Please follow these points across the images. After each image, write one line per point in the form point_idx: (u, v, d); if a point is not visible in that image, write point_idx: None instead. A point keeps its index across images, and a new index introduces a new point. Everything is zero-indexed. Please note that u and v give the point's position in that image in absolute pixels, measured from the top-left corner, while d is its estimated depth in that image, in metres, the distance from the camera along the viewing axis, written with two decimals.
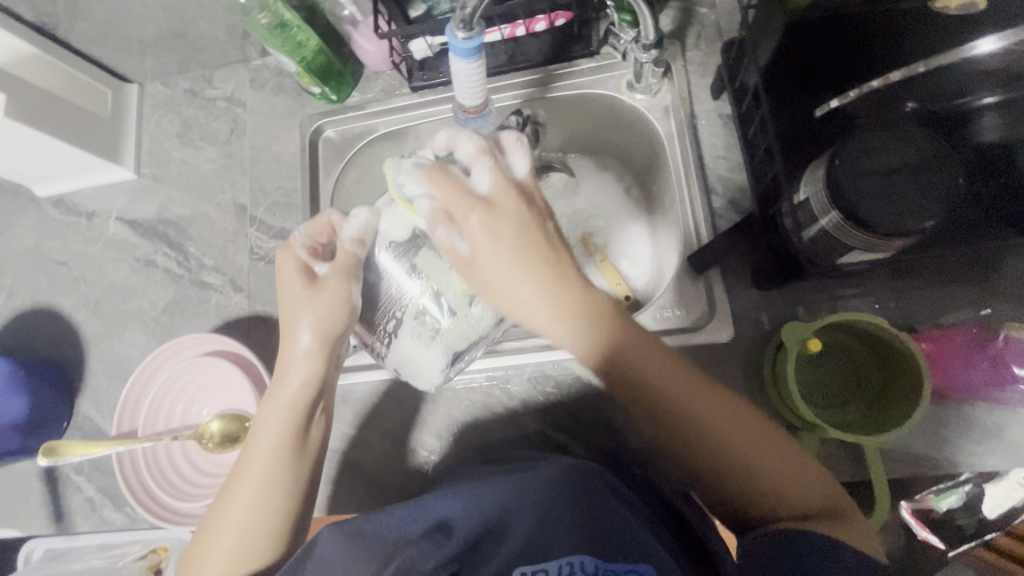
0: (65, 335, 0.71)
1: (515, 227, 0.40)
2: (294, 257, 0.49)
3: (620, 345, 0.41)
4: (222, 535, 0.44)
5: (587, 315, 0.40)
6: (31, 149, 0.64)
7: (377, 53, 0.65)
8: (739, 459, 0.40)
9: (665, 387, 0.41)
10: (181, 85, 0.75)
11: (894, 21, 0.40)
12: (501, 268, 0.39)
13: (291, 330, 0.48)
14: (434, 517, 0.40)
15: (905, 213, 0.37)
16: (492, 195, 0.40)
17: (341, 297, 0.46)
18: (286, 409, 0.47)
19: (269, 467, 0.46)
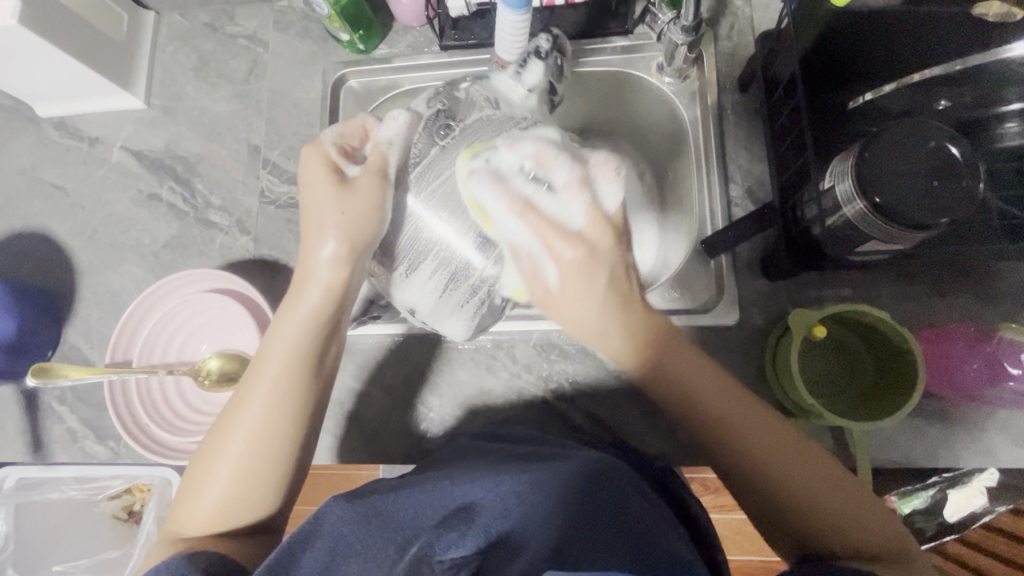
0: (57, 262, 0.69)
1: (606, 275, 0.41)
2: (324, 155, 0.47)
3: (661, 363, 0.43)
4: (230, 454, 0.43)
5: (644, 345, 0.43)
6: (39, 62, 0.62)
7: (410, 7, 0.64)
8: (772, 476, 0.40)
9: (710, 406, 0.43)
10: (201, 18, 0.73)
11: (936, 26, 0.41)
12: (585, 309, 0.42)
13: (314, 238, 0.46)
14: (456, 502, 0.36)
15: (927, 208, 0.39)
16: (587, 237, 0.41)
17: (372, 200, 0.45)
18: (302, 325, 0.46)
19: (282, 385, 0.45)
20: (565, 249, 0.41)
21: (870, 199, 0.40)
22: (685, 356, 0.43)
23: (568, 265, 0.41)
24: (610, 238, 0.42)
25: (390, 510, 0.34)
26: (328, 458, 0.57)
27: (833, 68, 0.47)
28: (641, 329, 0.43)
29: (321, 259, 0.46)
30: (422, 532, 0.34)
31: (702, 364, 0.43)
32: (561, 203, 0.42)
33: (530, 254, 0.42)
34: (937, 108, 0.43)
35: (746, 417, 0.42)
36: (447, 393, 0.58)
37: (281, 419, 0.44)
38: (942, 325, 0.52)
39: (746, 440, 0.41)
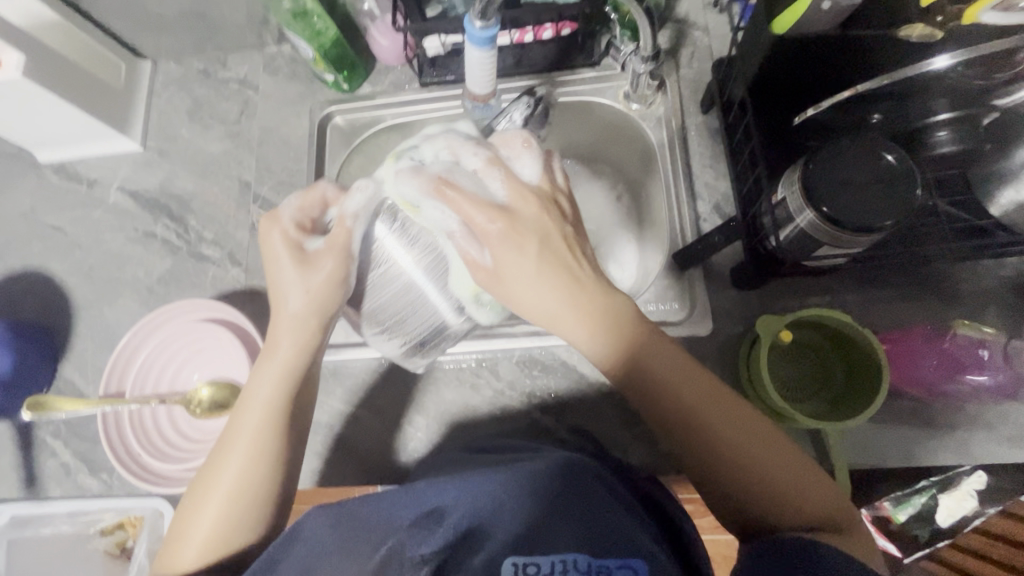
0: (55, 300, 0.71)
1: (538, 238, 0.42)
2: (284, 234, 0.47)
3: (640, 353, 0.43)
4: (213, 501, 0.44)
5: (608, 323, 0.43)
6: (41, 111, 0.66)
7: (390, 48, 0.69)
8: (742, 479, 0.40)
9: (676, 387, 0.42)
10: (195, 65, 0.77)
11: (866, 48, 0.45)
12: (524, 274, 0.42)
13: (281, 298, 0.47)
14: (427, 504, 0.38)
15: (871, 212, 0.42)
16: (512, 210, 0.43)
17: (335, 275, 0.45)
18: (278, 377, 0.47)
19: (259, 435, 0.45)
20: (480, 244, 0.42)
21: (819, 209, 0.42)
22: (658, 356, 0.43)
23: (493, 236, 0.42)
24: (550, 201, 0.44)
25: (361, 513, 0.37)
26: (319, 482, 0.58)
27: (781, 88, 0.50)
28: (610, 308, 0.43)
29: (288, 316, 0.47)
30: (395, 532, 0.36)
31: (671, 359, 0.43)
32: (485, 180, 0.44)
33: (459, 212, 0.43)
34: (871, 121, 0.48)
35: (711, 405, 0.42)
36: (433, 412, 0.59)
37: (259, 467, 0.45)
38: (905, 325, 0.54)
39: (715, 433, 0.41)
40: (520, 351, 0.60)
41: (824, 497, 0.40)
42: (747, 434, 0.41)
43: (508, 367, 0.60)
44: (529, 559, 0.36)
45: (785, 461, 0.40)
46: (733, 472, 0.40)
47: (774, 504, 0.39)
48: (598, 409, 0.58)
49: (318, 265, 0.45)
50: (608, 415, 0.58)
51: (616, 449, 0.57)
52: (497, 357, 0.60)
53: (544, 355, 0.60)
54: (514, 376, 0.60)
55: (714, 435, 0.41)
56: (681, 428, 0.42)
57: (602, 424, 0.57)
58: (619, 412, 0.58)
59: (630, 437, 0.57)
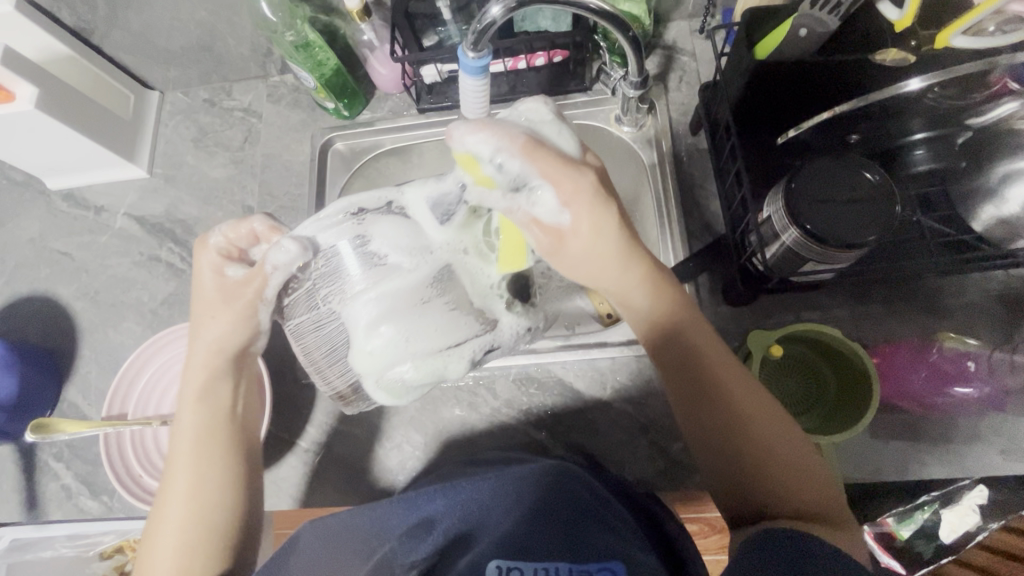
0: (60, 323, 0.72)
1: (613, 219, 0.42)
2: (212, 262, 0.48)
3: (679, 326, 0.45)
4: (168, 523, 0.45)
5: (660, 287, 0.45)
6: (52, 140, 0.68)
7: (390, 77, 0.71)
8: (757, 457, 0.42)
9: (716, 371, 0.44)
10: (201, 95, 0.80)
11: (843, 73, 0.47)
12: (605, 252, 0.43)
13: (196, 329, 0.49)
14: (418, 515, 0.39)
15: (852, 230, 0.43)
16: (587, 202, 0.41)
17: (244, 309, 0.48)
18: (196, 401, 0.48)
19: (192, 458, 0.47)
20: (562, 203, 0.40)
21: (803, 227, 0.44)
22: (684, 322, 0.45)
23: (581, 194, 0.40)
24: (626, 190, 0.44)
25: (357, 526, 0.39)
26: (317, 502, 0.59)
27: (763, 112, 0.52)
28: (659, 277, 0.45)
29: (202, 345, 0.49)
30: (389, 539, 0.38)
31: (700, 327, 0.45)
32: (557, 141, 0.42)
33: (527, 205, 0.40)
34: (852, 140, 0.50)
35: (728, 373, 0.44)
36: (431, 430, 0.60)
37: (200, 488, 0.45)
38: (895, 338, 0.55)
39: (734, 396, 0.43)
40: (516, 368, 0.61)
41: (818, 483, 0.41)
42: (763, 409, 0.43)
43: (504, 385, 0.61)
44: (513, 564, 0.36)
45: (786, 436, 0.42)
46: (748, 449, 0.42)
47: (783, 488, 0.40)
48: (594, 426, 0.58)
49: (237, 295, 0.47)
50: (604, 432, 0.58)
51: (613, 465, 0.57)
52: (493, 375, 0.61)
53: (540, 372, 0.61)
54: (510, 394, 0.60)
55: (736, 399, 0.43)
56: (720, 402, 0.43)
57: (598, 441, 0.58)
58: (616, 428, 0.58)
59: (627, 454, 0.57)
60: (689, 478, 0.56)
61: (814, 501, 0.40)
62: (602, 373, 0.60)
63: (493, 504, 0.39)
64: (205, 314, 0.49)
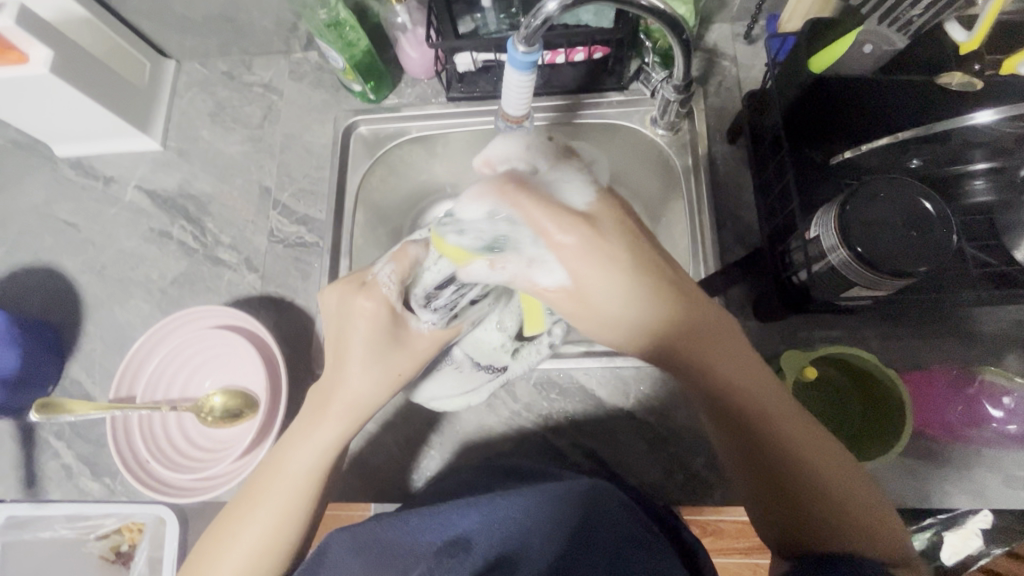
0: (65, 297, 0.70)
1: (628, 255, 0.40)
2: (381, 300, 0.45)
3: (722, 363, 0.41)
4: (240, 548, 0.44)
5: (699, 324, 0.41)
6: (63, 106, 0.65)
7: (420, 61, 0.69)
8: (811, 497, 0.41)
9: (771, 415, 0.41)
10: (219, 67, 0.77)
11: (904, 95, 0.45)
12: (617, 299, 0.41)
13: (347, 365, 0.45)
14: (451, 532, 0.38)
15: (905, 257, 0.42)
16: (591, 248, 0.40)
17: (419, 356, 0.46)
18: (325, 449, 0.45)
19: (297, 503, 0.44)
20: (568, 272, 0.41)
21: (853, 249, 0.43)
22: (724, 360, 0.41)
23: (583, 255, 0.40)
24: (634, 236, 0.41)
25: (387, 539, 0.39)
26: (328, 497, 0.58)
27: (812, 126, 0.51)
28: (695, 311, 0.41)
29: (350, 390, 0.45)
30: (422, 558, 0.37)
31: (737, 354, 0.41)
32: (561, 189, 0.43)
33: (531, 276, 0.41)
34: (911, 165, 0.49)
35: (783, 412, 0.42)
36: (448, 430, 0.59)
37: (285, 523, 0.44)
38: (927, 366, 0.55)
39: (787, 443, 0.41)
40: (538, 372, 0.60)
41: (891, 525, 0.41)
42: (821, 448, 0.42)
43: (525, 389, 0.60)
44: None
45: (842, 473, 0.41)
46: (802, 490, 0.41)
47: (831, 514, 0.41)
48: (615, 435, 0.57)
49: (413, 348, 0.46)
50: (624, 442, 0.57)
51: (632, 476, 0.56)
52: (514, 378, 0.60)
53: (562, 377, 0.60)
54: (530, 398, 0.59)
55: (789, 443, 0.41)
56: (768, 445, 0.41)
57: (617, 451, 0.57)
58: (637, 440, 0.57)
59: (648, 465, 0.56)
60: (709, 494, 0.55)
61: (876, 538, 0.40)
62: (626, 382, 0.59)
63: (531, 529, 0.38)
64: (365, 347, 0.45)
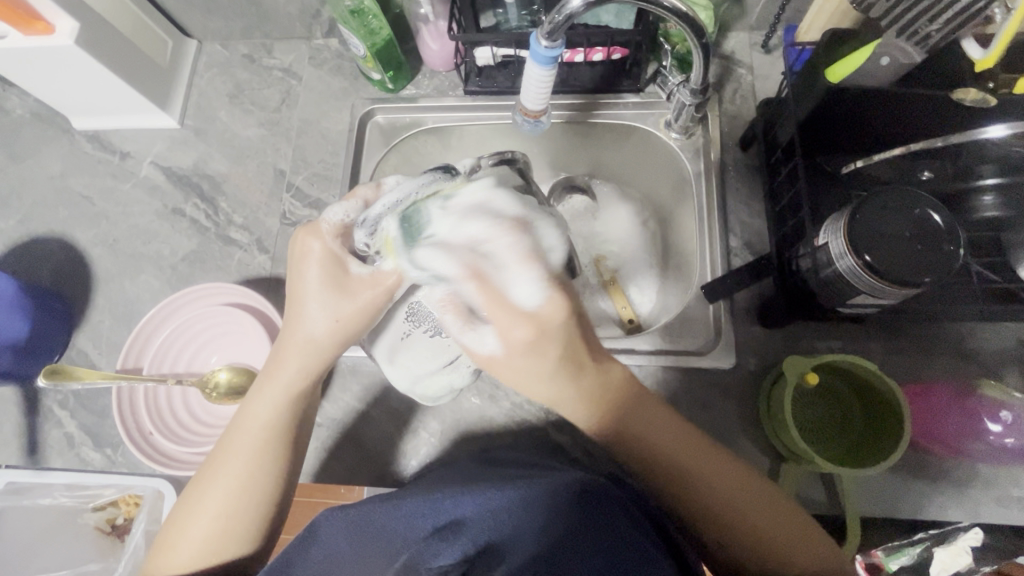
0: (76, 268, 0.70)
1: (560, 351, 0.39)
2: (323, 246, 0.45)
3: (632, 430, 0.43)
4: (207, 510, 0.44)
5: (606, 405, 0.42)
6: (86, 79, 0.66)
7: (440, 53, 0.69)
8: (741, 531, 0.42)
9: (685, 474, 0.44)
10: (240, 50, 0.78)
11: (919, 109, 0.46)
12: (529, 375, 0.39)
13: (299, 309, 0.46)
14: (446, 517, 0.39)
15: (912, 267, 0.42)
16: (540, 320, 0.37)
17: (368, 307, 0.45)
18: (285, 401, 0.47)
19: (261, 457, 0.45)
20: (499, 344, 0.39)
21: (861, 256, 0.43)
22: (655, 424, 0.44)
23: (518, 342, 0.38)
24: (544, 345, 0.38)
25: (382, 522, 0.40)
26: (327, 478, 0.58)
27: (825, 135, 0.51)
28: (604, 389, 0.42)
29: (305, 336, 0.46)
30: (412, 543, 0.37)
31: (651, 414, 0.44)
32: (514, 279, 0.38)
33: (472, 340, 0.40)
34: (922, 177, 0.50)
35: (701, 463, 0.44)
36: (448, 419, 0.60)
37: (252, 480, 0.45)
38: (929, 379, 0.55)
39: (707, 491, 0.43)
40: None
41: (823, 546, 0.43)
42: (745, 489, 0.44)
43: None
44: None
45: (769, 512, 0.43)
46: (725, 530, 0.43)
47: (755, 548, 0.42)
48: None
49: (356, 296, 0.45)
50: None
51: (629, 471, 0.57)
52: None
53: None
54: None
55: (708, 490, 0.43)
56: (682, 491, 0.44)
57: None
58: None
59: None
60: None
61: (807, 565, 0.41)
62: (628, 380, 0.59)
63: (524, 520, 0.37)
64: (300, 295, 0.46)
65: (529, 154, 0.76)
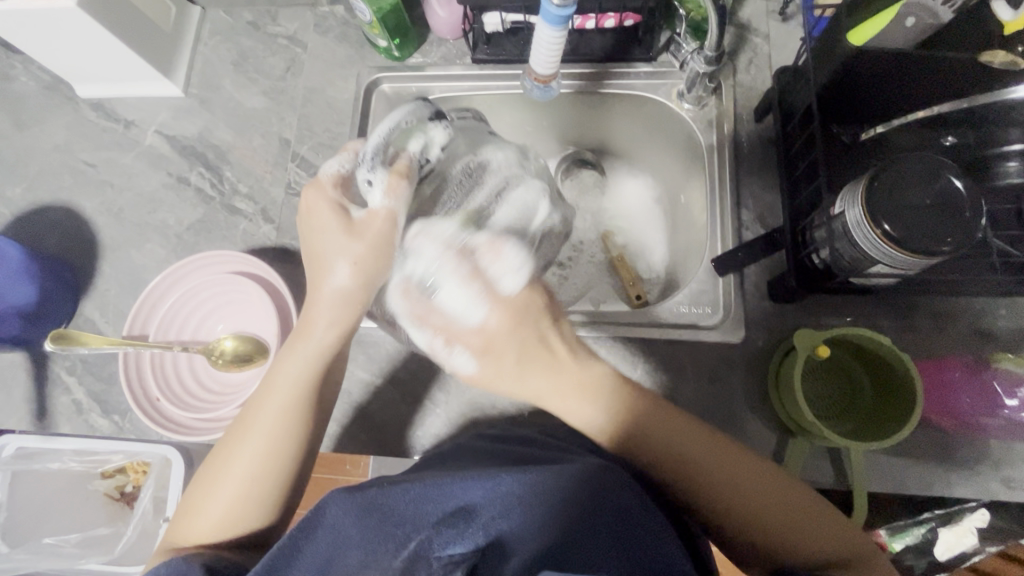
0: (82, 236, 0.70)
1: (516, 348, 0.44)
2: (330, 197, 0.46)
3: (638, 420, 0.45)
4: (230, 479, 0.44)
5: (604, 394, 0.45)
6: (88, 43, 0.65)
7: (447, 20, 0.68)
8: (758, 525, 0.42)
9: (685, 456, 0.44)
10: (245, 17, 0.76)
11: (944, 72, 0.44)
12: (510, 379, 0.44)
13: (324, 265, 0.45)
14: (454, 503, 0.35)
15: (932, 237, 0.41)
16: (514, 303, 0.44)
17: (381, 245, 0.45)
18: (313, 359, 0.46)
19: (287, 416, 0.45)
20: (473, 354, 0.44)
21: (880, 226, 0.42)
22: (661, 432, 0.45)
23: (494, 344, 0.43)
24: (524, 375, 0.44)
25: (390, 504, 0.35)
26: (333, 448, 0.58)
27: (845, 99, 0.50)
28: (590, 378, 0.45)
29: (331, 291, 0.45)
30: (423, 530, 0.33)
31: (674, 424, 0.45)
32: (453, 292, 0.43)
33: (446, 358, 0.44)
34: (945, 143, 0.47)
35: (706, 460, 0.44)
36: (455, 391, 0.59)
37: (277, 444, 0.45)
38: (943, 355, 0.54)
39: (727, 490, 0.43)
40: None
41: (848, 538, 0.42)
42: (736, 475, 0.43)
43: None
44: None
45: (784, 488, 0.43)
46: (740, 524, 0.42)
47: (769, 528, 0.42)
48: None
49: (364, 236, 0.45)
50: None
51: None
52: None
53: None
54: None
55: (720, 482, 0.43)
56: (694, 482, 0.43)
57: None
58: None
59: None
60: None
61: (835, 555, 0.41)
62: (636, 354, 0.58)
63: (533, 513, 0.34)
64: (321, 250, 0.46)
65: (537, 127, 0.75)
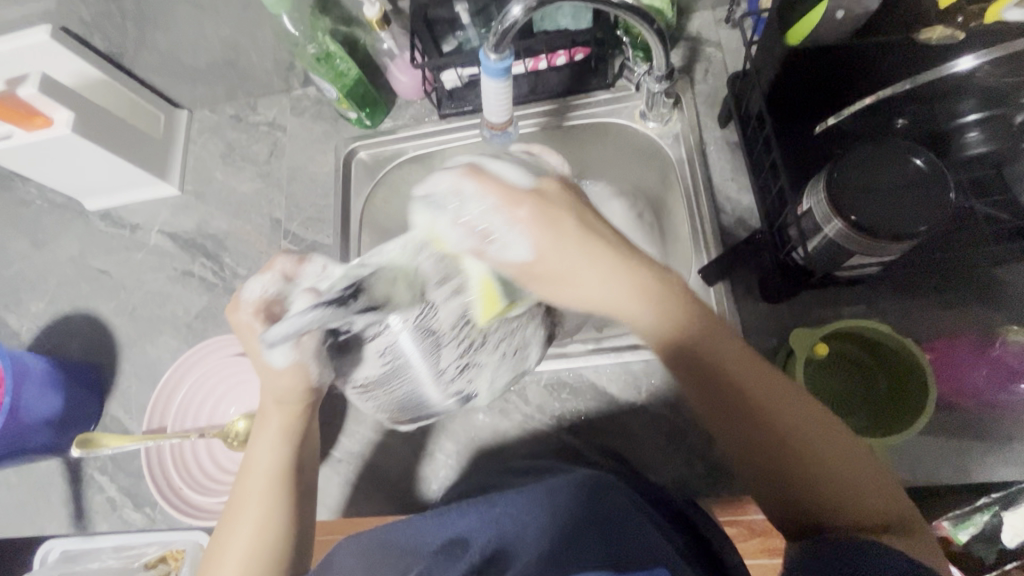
0: (100, 340, 0.74)
1: (567, 211, 0.40)
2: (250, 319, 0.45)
3: (695, 339, 0.40)
4: (228, 563, 0.45)
5: (661, 293, 0.39)
6: (87, 162, 0.70)
7: (410, 84, 0.71)
8: (817, 493, 0.37)
9: (733, 379, 0.39)
10: (228, 112, 0.82)
11: (881, 59, 0.46)
12: (589, 274, 0.39)
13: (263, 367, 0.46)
14: (450, 533, 0.36)
15: (901, 218, 0.41)
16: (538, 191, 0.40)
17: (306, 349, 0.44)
18: (279, 441, 0.48)
19: (264, 499, 0.46)
20: (519, 229, 0.38)
21: (846, 218, 0.41)
22: (721, 355, 0.40)
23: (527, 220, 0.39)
24: (569, 222, 0.39)
25: (391, 541, 0.38)
26: (353, 513, 0.59)
27: (797, 99, 0.51)
28: (663, 283, 0.40)
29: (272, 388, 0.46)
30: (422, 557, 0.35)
31: (745, 361, 0.40)
32: (507, 238, 0.38)
33: (500, 250, 0.38)
34: (898, 125, 0.50)
35: (770, 418, 0.39)
36: (464, 439, 0.59)
37: (264, 525, 0.46)
38: (953, 333, 0.52)
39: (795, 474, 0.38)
40: (548, 373, 0.60)
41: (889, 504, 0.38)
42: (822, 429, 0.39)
43: (536, 391, 0.60)
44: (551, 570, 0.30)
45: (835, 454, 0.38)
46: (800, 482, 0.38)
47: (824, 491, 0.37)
48: (628, 431, 0.57)
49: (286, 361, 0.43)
50: (638, 435, 0.56)
51: (649, 470, 0.55)
52: (525, 381, 0.60)
53: (572, 376, 0.60)
54: (542, 401, 0.59)
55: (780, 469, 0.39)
56: (756, 438, 0.39)
57: (633, 450, 0.56)
58: (654, 434, 0.56)
59: (663, 458, 0.55)
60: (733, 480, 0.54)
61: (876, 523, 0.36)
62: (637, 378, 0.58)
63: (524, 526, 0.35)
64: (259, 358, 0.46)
65: None
